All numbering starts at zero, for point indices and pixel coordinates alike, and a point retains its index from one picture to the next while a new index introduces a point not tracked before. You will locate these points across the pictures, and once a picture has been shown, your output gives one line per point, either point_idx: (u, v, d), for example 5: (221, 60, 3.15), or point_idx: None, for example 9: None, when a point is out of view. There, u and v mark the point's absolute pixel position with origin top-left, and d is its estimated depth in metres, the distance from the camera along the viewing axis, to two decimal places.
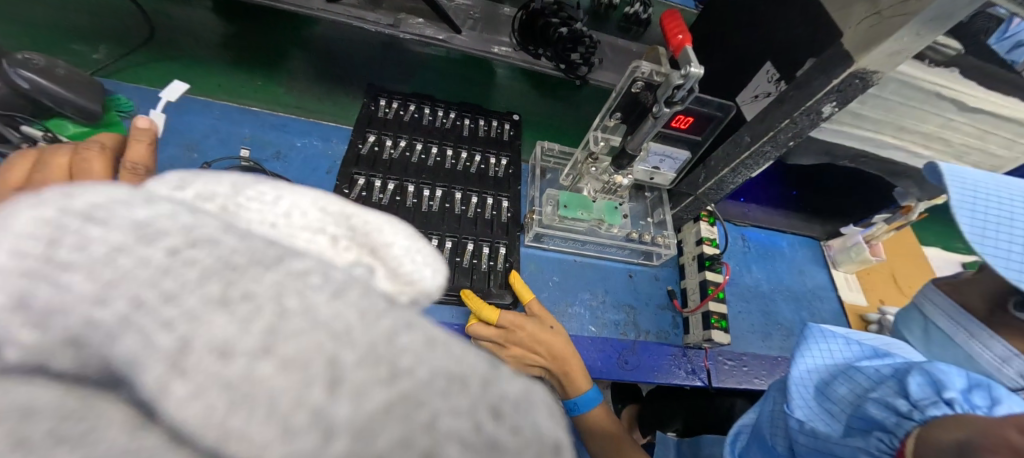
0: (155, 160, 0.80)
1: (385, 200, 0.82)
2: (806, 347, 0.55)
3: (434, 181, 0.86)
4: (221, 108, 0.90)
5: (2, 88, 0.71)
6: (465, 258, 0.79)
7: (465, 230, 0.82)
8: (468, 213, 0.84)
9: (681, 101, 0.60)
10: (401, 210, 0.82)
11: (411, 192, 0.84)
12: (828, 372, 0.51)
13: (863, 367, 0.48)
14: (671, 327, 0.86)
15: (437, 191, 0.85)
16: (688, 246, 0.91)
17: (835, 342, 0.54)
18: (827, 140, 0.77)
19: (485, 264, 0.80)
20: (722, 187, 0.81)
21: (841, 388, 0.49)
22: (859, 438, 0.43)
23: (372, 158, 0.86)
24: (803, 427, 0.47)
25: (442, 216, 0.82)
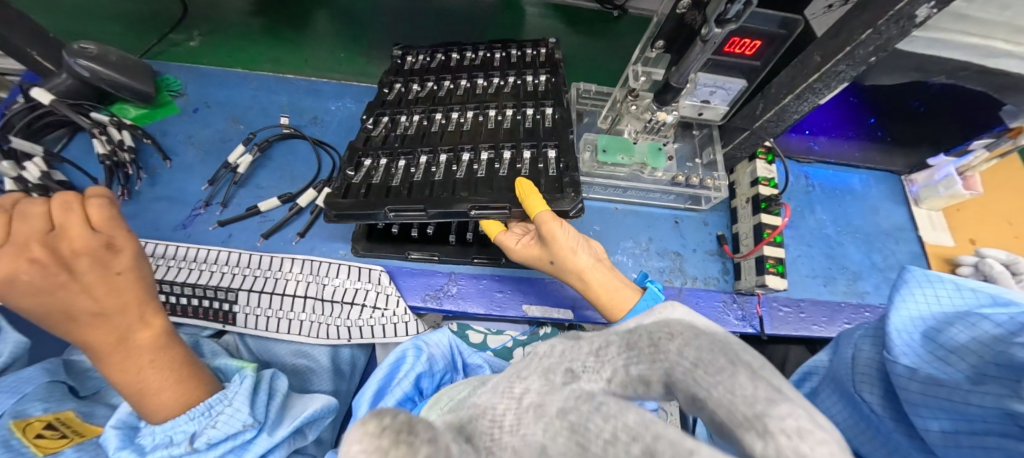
0: (207, 135, 0.85)
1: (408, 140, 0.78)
2: (902, 292, 0.42)
3: (463, 107, 0.82)
4: (258, 78, 0.92)
5: (68, 79, 0.77)
6: (503, 166, 0.72)
7: (504, 142, 0.75)
8: (509, 132, 0.77)
9: (736, 18, 0.51)
10: (430, 141, 0.78)
11: (438, 118, 0.81)
12: (937, 319, 0.39)
13: (993, 314, 0.35)
14: (721, 273, 0.82)
15: (465, 113, 0.82)
16: (742, 187, 0.84)
17: (944, 287, 0.41)
18: (916, 50, 0.66)
19: (523, 169, 0.70)
20: (784, 118, 0.72)
21: (960, 339, 0.37)
22: (1002, 387, 0.33)
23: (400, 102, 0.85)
24: (913, 375, 0.38)
25: (474, 135, 0.78)
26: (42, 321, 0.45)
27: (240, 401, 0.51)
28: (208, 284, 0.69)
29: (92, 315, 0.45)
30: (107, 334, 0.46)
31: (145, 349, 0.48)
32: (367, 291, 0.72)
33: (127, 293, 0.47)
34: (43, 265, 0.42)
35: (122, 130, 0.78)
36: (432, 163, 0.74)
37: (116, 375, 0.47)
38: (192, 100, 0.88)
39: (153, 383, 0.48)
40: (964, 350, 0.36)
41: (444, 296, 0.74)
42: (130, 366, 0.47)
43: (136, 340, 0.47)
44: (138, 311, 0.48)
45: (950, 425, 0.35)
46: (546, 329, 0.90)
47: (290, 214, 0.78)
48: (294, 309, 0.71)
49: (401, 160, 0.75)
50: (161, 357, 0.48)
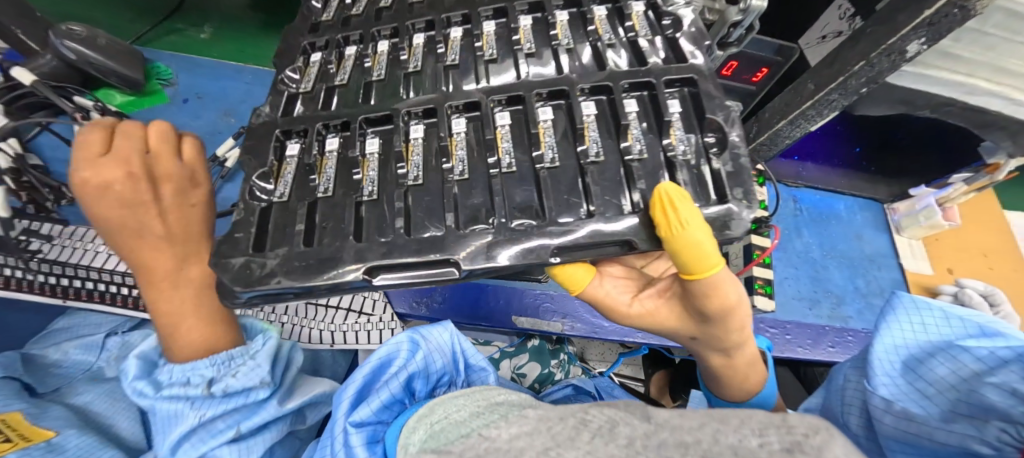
0: (196, 127, 0.82)
1: (367, 94, 0.55)
2: (887, 320, 0.43)
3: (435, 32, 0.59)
4: (252, 72, 0.90)
5: (53, 60, 0.74)
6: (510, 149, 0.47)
7: (555, 77, 0.51)
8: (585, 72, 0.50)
9: (738, 42, 0.53)
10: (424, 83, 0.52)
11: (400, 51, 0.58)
12: (920, 351, 0.39)
13: (974, 346, 0.34)
14: None
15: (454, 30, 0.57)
16: None
17: (931, 316, 0.41)
18: (903, 84, 0.68)
19: (633, 155, 0.44)
20: (776, 142, 0.74)
21: (938, 370, 0.35)
22: (971, 424, 0.30)
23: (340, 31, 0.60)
24: (889, 407, 0.36)
25: (510, 59, 0.53)
26: (112, 234, 0.48)
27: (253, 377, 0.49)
28: None
29: (158, 235, 0.48)
30: (164, 256, 0.48)
31: (193, 284, 0.49)
32: (354, 295, 0.72)
33: (195, 220, 0.51)
34: (133, 175, 0.47)
35: (106, 116, 0.75)
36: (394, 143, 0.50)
37: (157, 301, 0.48)
38: (183, 90, 0.86)
39: (188, 321, 0.48)
40: (942, 383, 0.35)
41: (432, 304, 0.72)
42: (173, 293, 0.48)
43: (186, 273, 0.49)
44: (199, 242, 0.51)
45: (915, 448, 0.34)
46: (533, 341, 0.90)
47: None
48: (277, 310, 0.70)
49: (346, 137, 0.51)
50: (204, 293, 0.50)
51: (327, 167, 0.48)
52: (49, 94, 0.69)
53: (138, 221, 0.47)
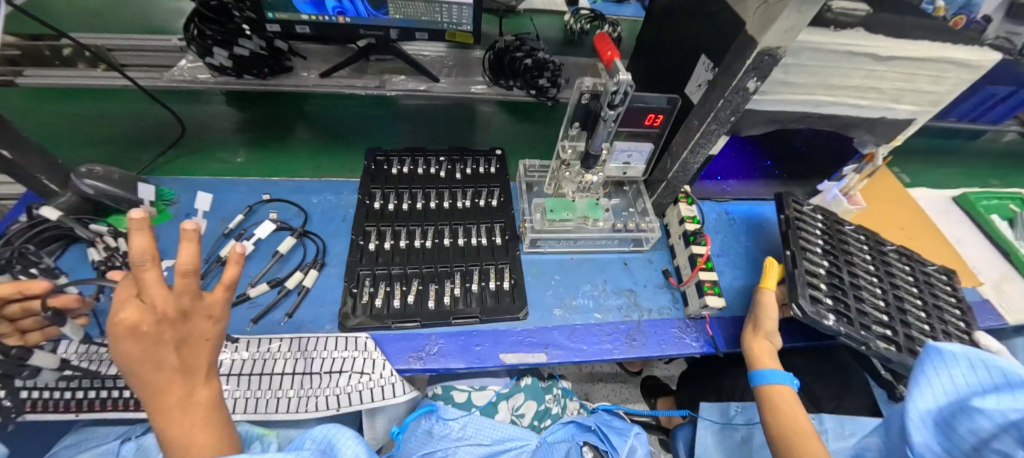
0: (197, 236, 0.93)
1: (836, 250, 0.90)
2: (922, 371, 0.59)
3: (853, 271, 0.88)
4: (246, 181, 1.04)
5: (73, 197, 0.87)
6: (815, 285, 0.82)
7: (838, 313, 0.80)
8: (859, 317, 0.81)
9: (621, 103, 0.69)
10: (836, 280, 0.85)
11: (823, 255, 0.88)
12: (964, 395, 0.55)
13: (984, 408, 0.52)
14: (672, 302, 0.92)
15: (862, 276, 0.88)
16: (674, 227, 0.99)
17: (957, 366, 0.57)
18: (769, 109, 0.83)
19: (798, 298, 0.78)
20: (688, 169, 0.89)
21: (961, 427, 0.53)
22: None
23: (853, 258, 0.91)
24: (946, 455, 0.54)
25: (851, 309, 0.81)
26: (137, 373, 0.43)
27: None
28: None
29: (173, 368, 0.45)
30: (163, 385, 0.44)
31: (202, 408, 0.47)
32: (354, 358, 0.77)
33: (202, 355, 0.47)
34: (180, 315, 0.44)
35: (118, 237, 0.86)
36: (862, 300, 0.84)
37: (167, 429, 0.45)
38: (184, 207, 0.98)
39: (200, 439, 0.46)
40: (974, 437, 0.52)
41: (427, 356, 0.79)
42: (179, 417, 0.45)
43: (196, 397, 0.47)
44: (205, 357, 0.47)
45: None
46: (526, 380, 0.96)
47: (278, 296, 0.84)
48: (284, 386, 0.76)
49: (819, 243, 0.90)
50: (212, 416, 0.48)
51: (809, 242, 0.90)
52: (75, 225, 0.81)
53: (154, 360, 0.43)
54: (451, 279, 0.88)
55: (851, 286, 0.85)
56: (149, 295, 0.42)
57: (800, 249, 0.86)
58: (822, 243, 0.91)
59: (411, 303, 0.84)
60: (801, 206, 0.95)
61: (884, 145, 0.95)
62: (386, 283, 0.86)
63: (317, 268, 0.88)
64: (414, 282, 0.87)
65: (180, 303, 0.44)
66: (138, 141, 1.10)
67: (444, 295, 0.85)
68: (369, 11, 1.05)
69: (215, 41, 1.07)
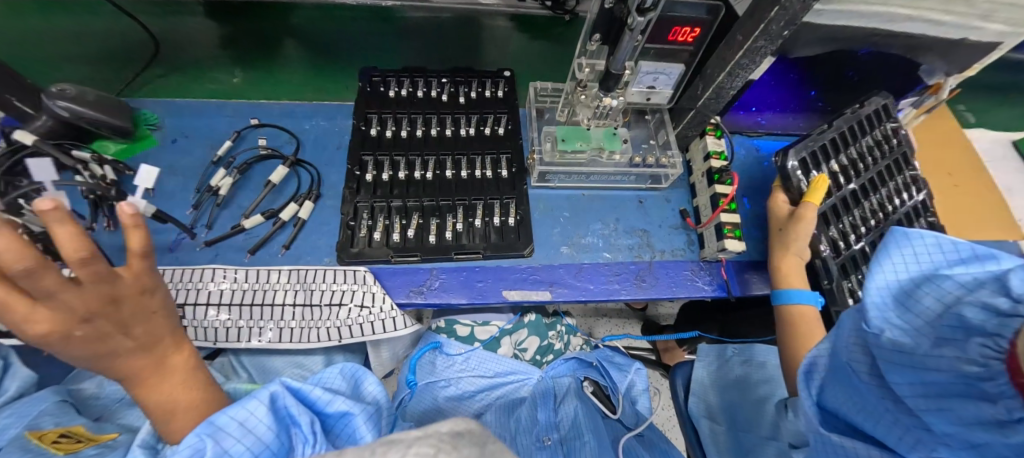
0: (187, 163, 0.88)
1: (884, 163, 0.86)
2: (882, 254, 0.43)
3: (887, 183, 0.84)
4: (233, 105, 0.96)
5: (48, 120, 0.80)
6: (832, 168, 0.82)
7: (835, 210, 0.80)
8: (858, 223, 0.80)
9: (654, 7, 0.57)
10: (866, 214, 0.81)
11: (868, 159, 0.85)
12: (907, 284, 0.40)
13: (956, 274, 0.37)
14: (687, 244, 0.87)
15: (894, 201, 0.83)
16: (697, 164, 0.91)
17: (924, 243, 0.42)
18: (829, 23, 0.71)
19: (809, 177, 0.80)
20: (722, 95, 0.78)
21: (924, 298, 0.38)
22: (955, 348, 0.34)
23: (902, 181, 0.85)
24: (880, 341, 0.38)
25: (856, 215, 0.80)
26: (89, 359, 0.44)
27: (184, 448, 0.43)
28: (200, 301, 0.73)
29: (132, 347, 0.46)
30: (134, 364, 0.47)
31: (179, 371, 0.51)
32: (353, 291, 0.75)
33: (162, 328, 0.49)
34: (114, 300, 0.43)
35: (103, 165, 0.81)
36: (875, 213, 0.82)
37: (147, 395, 0.49)
38: (170, 131, 0.92)
39: (183, 401, 0.51)
40: (930, 312, 0.37)
41: (428, 291, 0.76)
42: (157, 384, 0.49)
43: (168, 363, 0.50)
44: (166, 328, 0.50)
45: (917, 390, 0.36)
46: (530, 316, 0.96)
47: (273, 228, 0.80)
48: (284, 317, 0.75)
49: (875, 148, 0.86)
50: (190, 378, 0.52)
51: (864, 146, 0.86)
52: (53, 151, 0.76)
53: (110, 346, 0.44)
54: (453, 213, 0.82)
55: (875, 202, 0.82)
56: (66, 298, 0.39)
57: (847, 142, 0.85)
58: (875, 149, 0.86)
59: (410, 237, 0.80)
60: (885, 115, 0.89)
61: (955, 75, 0.87)
62: (385, 216, 0.81)
63: (312, 200, 0.83)
64: (414, 216, 0.82)
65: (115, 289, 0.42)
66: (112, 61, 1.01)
67: (446, 230, 0.80)
68: None
69: None
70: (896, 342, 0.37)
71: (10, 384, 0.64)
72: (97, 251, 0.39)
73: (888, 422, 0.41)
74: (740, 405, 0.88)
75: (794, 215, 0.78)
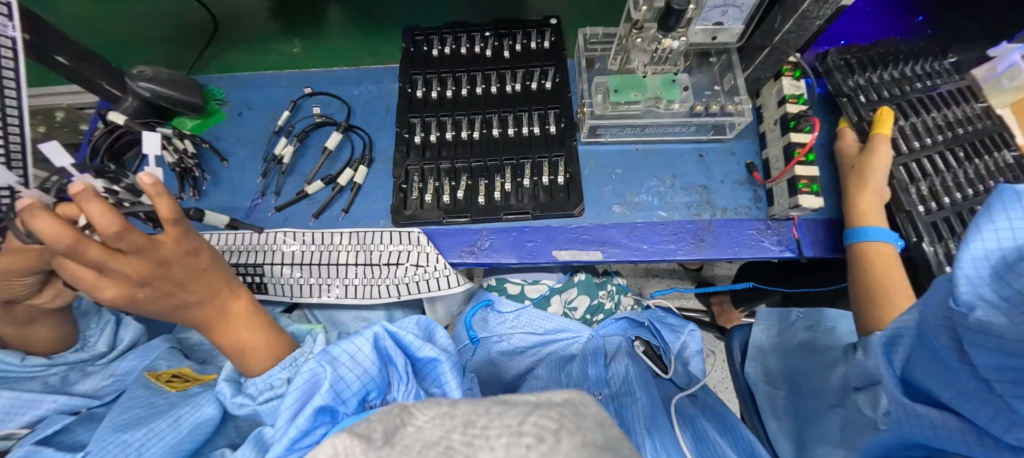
0: (254, 133, 0.94)
1: (936, 87, 0.81)
2: (985, 218, 0.35)
3: (942, 102, 0.79)
4: (289, 74, 0.99)
5: (134, 101, 0.89)
6: (867, 86, 0.80)
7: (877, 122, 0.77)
8: (906, 135, 0.75)
9: None
10: (922, 128, 0.76)
11: (914, 83, 0.81)
12: (1010, 255, 0.32)
13: None
14: (754, 201, 0.79)
15: (956, 118, 0.77)
16: (769, 110, 0.81)
17: None
18: None
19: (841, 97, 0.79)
20: (805, 26, 0.67)
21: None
22: None
23: (964, 103, 0.79)
24: (969, 320, 0.34)
25: (907, 130, 0.76)
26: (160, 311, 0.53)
27: (307, 372, 0.51)
28: (275, 262, 0.80)
29: (193, 300, 0.54)
30: (204, 312, 0.56)
31: (241, 316, 0.59)
32: (408, 252, 0.78)
33: (217, 281, 0.55)
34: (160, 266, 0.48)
35: (184, 140, 0.88)
36: (930, 129, 0.76)
37: (223, 338, 0.59)
38: (237, 103, 0.97)
39: (250, 343, 0.60)
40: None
41: (479, 250, 0.77)
42: (227, 327, 0.58)
43: (231, 308, 0.58)
44: (223, 279, 0.57)
45: (1004, 374, 0.33)
46: (580, 275, 0.95)
47: (333, 192, 0.85)
48: (348, 275, 0.80)
49: (920, 76, 0.82)
50: (251, 321, 0.60)
51: (904, 75, 0.83)
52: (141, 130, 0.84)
53: (176, 300, 0.52)
54: (501, 174, 0.81)
55: (930, 117, 0.77)
56: (113, 266, 0.45)
57: (883, 67, 0.83)
58: (922, 76, 0.82)
59: (460, 198, 0.80)
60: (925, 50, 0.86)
61: None
62: (435, 178, 0.82)
63: (366, 165, 0.86)
64: (463, 177, 0.82)
65: (160, 256, 0.47)
66: None
67: (494, 191, 0.80)
68: None
69: None
70: (984, 322, 0.33)
71: (125, 335, 0.73)
72: (129, 226, 0.43)
73: (973, 402, 0.36)
74: (806, 370, 0.83)
75: (864, 150, 0.72)
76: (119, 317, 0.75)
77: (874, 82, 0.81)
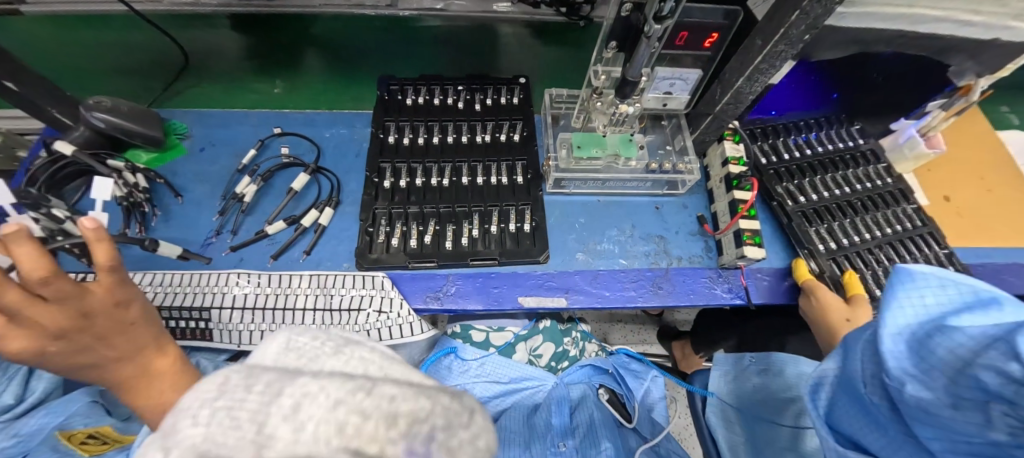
0: (214, 171, 0.91)
1: (828, 151, 0.97)
2: (890, 296, 0.42)
3: (831, 165, 0.95)
4: (257, 115, 0.99)
5: (86, 131, 0.85)
6: (772, 149, 0.95)
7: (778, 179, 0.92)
8: (801, 193, 0.90)
9: (671, 14, 0.57)
10: (815, 187, 0.91)
11: (810, 147, 0.97)
12: (922, 330, 0.38)
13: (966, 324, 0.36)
14: (705, 251, 0.85)
15: (839, 180, 0.93)
16: (715, 169, 0.90)
17: (927, 284, 0.41)
18: (852, 26, 0.69)
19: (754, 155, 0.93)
20: (741, 100, 0.77)
21: (936, 348, 0.37)
22: (974, 413, 0.34)
23: (848, 166, 0.95)
24: (904, 397, 0.38)
25: (802, 188, 0.91)
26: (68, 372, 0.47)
27: None
28: (224, 305, 0.75)
29: None
30: None
31: None
32: (372, 297, 0.76)
33: None
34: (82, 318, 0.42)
35: (136, 173, 0.85)
36: (819, 187, 0.92)
37: (141, 402, 0.53)
38: (199, 140, 0.95)
39: None
40: (944, 363, 0.36)
41: (445, 296, 0.77)
42: None
43: None
44: None
45: (949, 447, 0.37)
46: (545, 323, 0.95)
47: (295, 234, 0.83)
48: (304, 321, 0.77)
49: (816, 140, 0.99)
50: None
51: (805, 139, 0.98)
52: (90, 161, 0.80)
53: (92, 358, 0.47)
54: (469, 220, 0.83)
55: (820, 179, 0.93)
56: (26, 314, 0.40)
57: (787, 133, 0.99)
58: (817, 141, 0.99)
59: (428, 243, 0.81)
60: (826, 118, 1.02)
61: (987, 76, 0.84)
62: (403, 222, 0.83)
63: (332, 207, 0.85)
64: (431, 222, 0.83)
65: (85, 306, 0.42)
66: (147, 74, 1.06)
67: (462, 237, 0.81)
68: None
69: None
70: (919, 398, 0.37)
71: (37, 386, 0.65)
72: (58, 271, 0.40)
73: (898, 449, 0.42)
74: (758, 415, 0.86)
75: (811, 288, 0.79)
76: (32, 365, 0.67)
77: (778, 145, 0.96)
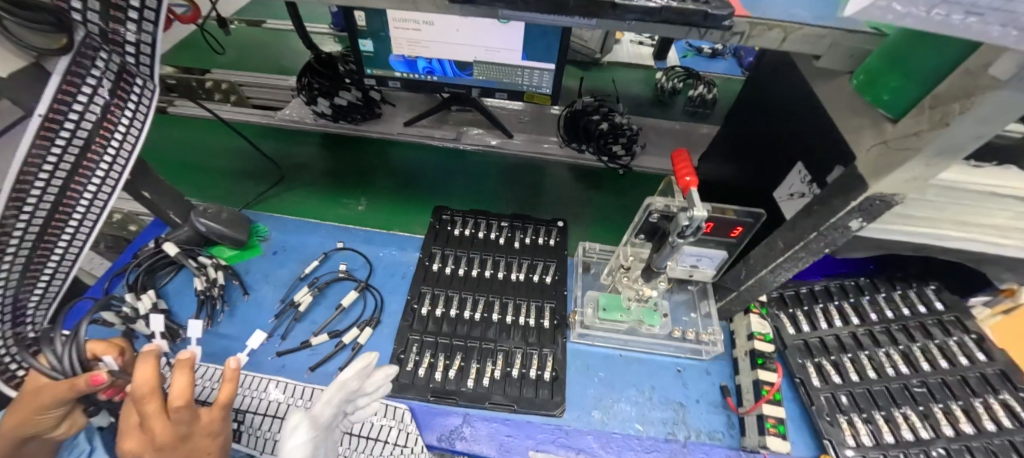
0: (280, 274, 1.04)
1: (874, 323, 0.90)
2: None
3: (878, 341, 0.88)
4: (326, 226, 1.14)
5: (189, 231, 1.01)
6: (802, 317, 0.92)
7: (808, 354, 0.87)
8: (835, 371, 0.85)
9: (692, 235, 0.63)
10: (856, 366, 0.85)
11: (851, 318, 0.92)
12: None
13: None
14: (727, 428, 0.83)
15: (889, 358, 0.85)
16: (740, 339, 0.90)
17: None
18: (876, 237, 0.73)
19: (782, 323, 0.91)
20: (765, 285, 0.80)
21: None
22: None
23: (900, 343, 0.87)
24: None
25: (838, 366, 0.85)
26: None
27: None
28: (257, 411, 0.82)
29: None
30: None
31: None
32: (391, 428, 0.80)
33: None
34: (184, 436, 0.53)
35: (218, 270, 0.98)
36: (859, 366, 0.85)
37: None
38: (274, 244, 1.10)
39: None
40: None
41: (458, 438, 0.79)
42: None
43: None
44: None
45: None
46: None
47: (335, 349, 0.90)
48: None
49: (860, 310, 0.93)
50: None
51: (847, 307, 0.93)
52: (185, 259, 0.95)
53: None
54: (492, 359, 0.88)
55: (864, 356, 0.86)
56: (151, 424, 0.52)
57: (822, 299, 0.95)
58: (861, 310, 0.93)
59: (451, 378, 0.85)
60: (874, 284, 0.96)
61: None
62: (431, 352, 0.88)
63: (372, 326, 0.93)
64: (456, 356, 0.88)
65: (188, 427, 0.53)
66: (249, 180, 1.27)
67: (483, 376, 0.85)
68: (454, 72, 1.15)
69: (319, 92, 1.26)
70: None
71: None
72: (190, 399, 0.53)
73: None
74: None
75: None
76: (94, 446, 0.73)
77: (810, 313, 0.93)
